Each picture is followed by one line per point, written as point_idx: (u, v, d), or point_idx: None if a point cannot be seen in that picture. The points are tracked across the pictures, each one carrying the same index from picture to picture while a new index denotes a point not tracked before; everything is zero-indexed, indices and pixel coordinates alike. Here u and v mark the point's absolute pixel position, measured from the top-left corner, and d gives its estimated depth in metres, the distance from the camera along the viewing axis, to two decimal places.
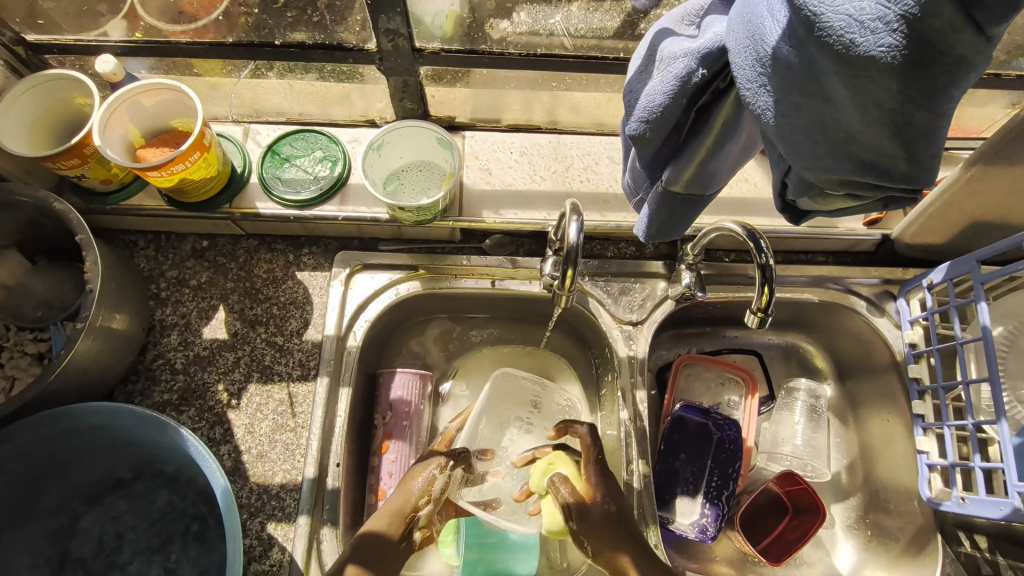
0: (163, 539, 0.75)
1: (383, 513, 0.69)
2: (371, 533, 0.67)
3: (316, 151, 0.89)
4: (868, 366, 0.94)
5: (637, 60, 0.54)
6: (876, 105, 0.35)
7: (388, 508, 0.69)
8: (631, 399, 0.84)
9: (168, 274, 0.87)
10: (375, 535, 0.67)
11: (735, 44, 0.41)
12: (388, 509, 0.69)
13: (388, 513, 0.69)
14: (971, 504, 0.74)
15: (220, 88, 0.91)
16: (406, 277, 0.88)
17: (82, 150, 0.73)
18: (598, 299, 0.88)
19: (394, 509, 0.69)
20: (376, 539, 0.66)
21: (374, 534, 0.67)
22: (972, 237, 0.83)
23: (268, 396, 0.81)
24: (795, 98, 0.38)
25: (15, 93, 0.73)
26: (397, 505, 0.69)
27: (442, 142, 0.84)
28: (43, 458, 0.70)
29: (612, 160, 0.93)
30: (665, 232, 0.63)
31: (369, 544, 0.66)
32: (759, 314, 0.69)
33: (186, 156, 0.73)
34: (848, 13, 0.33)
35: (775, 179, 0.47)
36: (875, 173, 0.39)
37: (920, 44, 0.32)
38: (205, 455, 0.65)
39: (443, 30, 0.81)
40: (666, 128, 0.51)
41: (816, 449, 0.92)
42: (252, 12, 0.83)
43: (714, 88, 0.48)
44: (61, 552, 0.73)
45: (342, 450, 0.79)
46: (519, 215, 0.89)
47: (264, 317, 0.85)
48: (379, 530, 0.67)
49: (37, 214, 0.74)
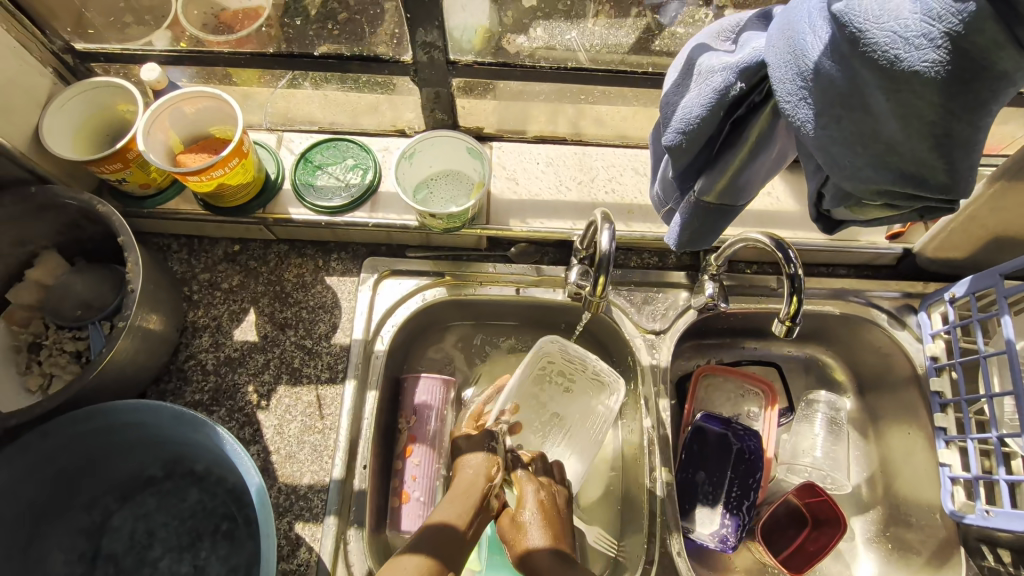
0: (193, 537, 0.76)
1: (462, 503, 0.72)
2: (443, 522, 0.70)
3: (347, 159, 0.91)
4: (888, 379, 0.95)
5: (673, 73, 0.55)
6: (918, 118, 0.36)
7: (460, 494, 0.73)
8: (654, 407, 0.85)
9: (200, 277, 0.89)
10: (449, 528, 0.70)
11: (775, 59, 0.42)
12: (463, 500, 0.72)
13: (457, 504, 0.72)
14: (995, 517, 0.74)
15: (254, 98, 0.93)
16: (433, 283, 0.89)
17: (124, 154, 0.76)
18: (622, 309, 0.89)
19: (473, 494, 0.73)
20: (447, 529, 0.69)
21: (447, 525, 0.70)
22: (993, 252, 0.84)
23: (297, 398, 0.82)
24: (835, 110, 0.40)
25: (67, 95, 0.76)
26: (475, 493, 0.73)
27: (472, 152, 0.85)
28: (79, 453, 0.72)
29: (636, 173, 0.95)
30: (696, 241, 0.65)
31: (444, 534, 0.69)
32: (787, 323, 0.70)
33: (226, 161, 0.76)
34: (893, 29, 0.35)
35: (811, 189, 0.48)
36: (914, 184, 0.40)
37: (963, 60, 0.33)
38: (240, 453, 0.66)
39: (472, 43, 0.83)
40: (702, 140, 0.53)
41: (836, 461, 0.93)
42: (290, 24, 0.85)
43: (750, 101, 0.50)
44: (93, 548, 0.75)
45: (369, 452, 0.80)
46: (546, 224, 0.90)
47: (294, 321, 0.87)
48: (447, 522, 0.70)
49: (80, 216, 0.76)
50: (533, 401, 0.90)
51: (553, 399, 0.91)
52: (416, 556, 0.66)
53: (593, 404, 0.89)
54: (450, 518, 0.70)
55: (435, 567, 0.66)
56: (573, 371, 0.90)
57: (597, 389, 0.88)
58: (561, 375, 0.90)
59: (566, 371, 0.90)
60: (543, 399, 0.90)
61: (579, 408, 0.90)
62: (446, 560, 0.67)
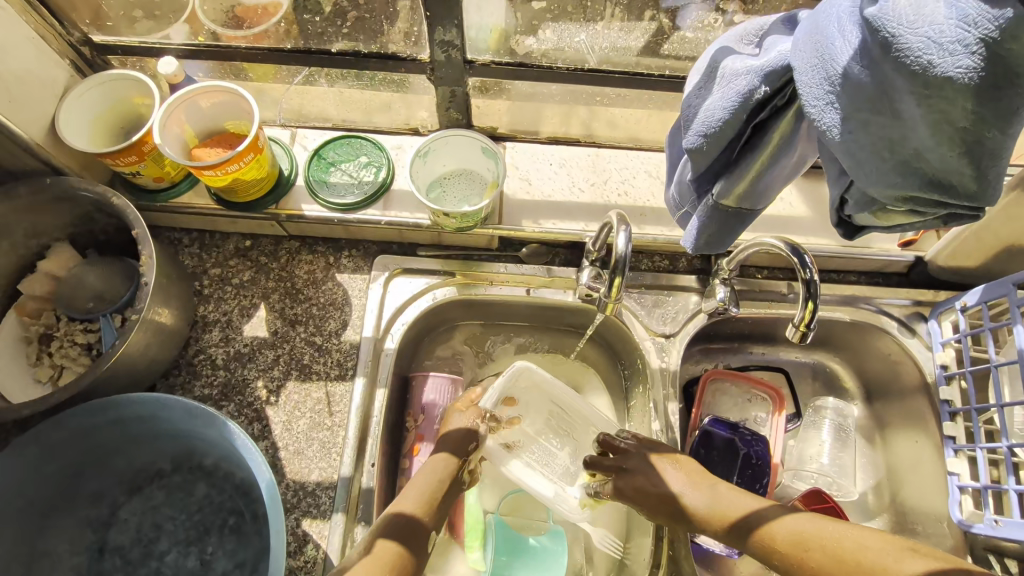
0: (200, 531, 0.76)
1: (419, 495, 0.74)
2: (405, 512, 0.71)
3: (361, 156, 0.91)
4: (897, 388, 0.95)
5: (695, 75, 0.55)
6: (949, 124, 0.36)
7: (417, 486, 0.75)
8: (664, 410, 0.85)
9: (211, 272, 0.89)
10: (410, 515, 0.71)
11: (801, 64, 0.42)
12: (421, 492, 0.74)
13: (414, 497, 0.73)
14: (1003, 526, 0.74)
15: (268, 93, 0.93)
16: (443, 282, 0.89)
17: (140, 147, 0.76)
18: (633, 312, 0.89)
19: (431, 487, 0.75)
20: (413, 519, 0.71)
21: (412, 516, 0.71)
22: (1005, 262, 0.84)
23: (306, 394, 0.82)
24: (863, 115, 0.40)
25: (85, 87, 0.76)
26: (433, 488, 0.75)
27: (486, 151, 0.85)
28: (89, 445, 0.72)
29: (649, 176, 0.95)
30: (713, 244, 0.65)
31: (401, 523, 0.70)
32: (801, 329, 0.70)
33: (241, 157, 0.76)
34: (927, 35, 0.34)
35: (833, 195, 0.48)
36: (940, 190, 0.40)
37: (997, 66, 0.33)
38: (251, 448, 0.66)
39: (487, 43, 0.84)
40: (723, 143, 0.53)
41: (843, 469, 0.93)
42: (306, 20, 0.85)
43: (773, 106, 0.50)
44: (100, 540, 0.75)
45: (377, 450, 0.80)
46: (558, 225, 0.90)
47: (304, 317, 0.87)
48: (412, 514, 0.71)
49: (94, 209, 0.76)
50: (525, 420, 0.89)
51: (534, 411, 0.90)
52: (382, 544, 0.67)
53: (561, 405, 0.89)
54: (411, 511, 0.72)
55: (403, 554, 0.67)
56: (528, 391, 0.89)
57: (555, 392, 0.88)
58: (518, 396, 0.89)
59: (522, 392, 0.89)
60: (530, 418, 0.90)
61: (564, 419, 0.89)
62: (413, 549, 0.69)
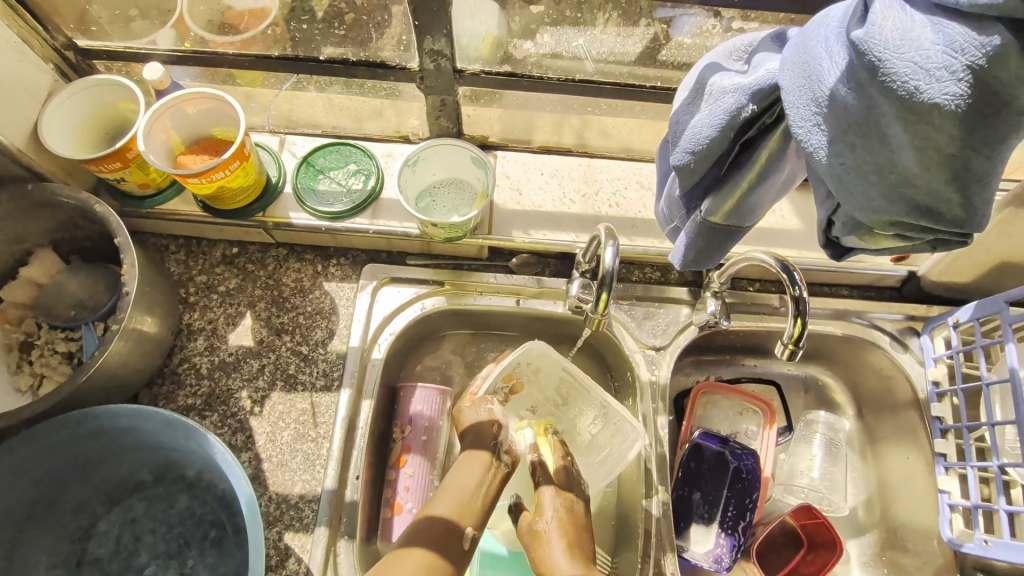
0: (180, 544, 0.75)
1: (457, 499, 0.72)
2: (442, 518, 0.71)
3: (350, 164, 0.90)
4: (889, 403, 0.94)
5: (683, 91, 0.55)
6: (937, 151, 0.36)
7: (455, 488, 0.73)
8: (653, 424, 0.84)
9: (197, 279, 0.88)
10: (446, 522, 0.70)
11: (789, 84, 0.41)
12: (459, 493, 0.73)
13: (449, 498, 0.72)
14: (993, 546, 0.73)
15: (257, 99, 0.93)
16: (432, 292, 0.88)
17: (125, 153, 0.75)
18: (623, 324, 0.88)
19: (473, 485, 0.74)
20: (451, 525, 0.70)
21: (447, 520, 0.70)
22: (997, 278, 0.84)
23: (291, 405, 0.81)
24: (850, 138, 0.39)
25: (69, 91, 0.75)
26: (471, 489, 0.74)
27: (477, 161, 0.85)
28: (69, 456, 0.71)
29: (641, 186, 0.94)
30: (701, 260, 0.64)
31: (440, 529, 0.70)
32: (790, 346, 0.69)
33: (227, 164, 0.75)
34: (914, 60, 0.34)
35: (821, 217, 0.47)
36: (928, 217, 0.39)
37: (985, 94, 0.33)
38: (231, 462, 0.65)
39: (479, 52, 0.83)
40: (711, 160, 0.52)
41: (834, 484, 0.92)
42: (295, 26, 0.85)
43: (761, 123, 0.49)
44: (79, 553, 0.73)
45: (362, 463, 0.79)
46: (548, 236, 0.89)
47: (290, 326, 0.86)
48: (450, 518, 0.71)
49: (77, 215, 0.75)
50: (531, 382, 0.90)
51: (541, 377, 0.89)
52: (415, 551, 0.67)
53: (569, 380, 0.87)
54: (448, 517, 0.71)
55: (438, 562, 0.67)
56: (535, 364, 0.87)
57: (558, 365, 0.86)
58: (527, 368, 0.87)
59: (528, 366, 0.87)
60: (536, 382, 0.90)
61: (571, 388, 0.88)
62: (448, 554, 0.69)
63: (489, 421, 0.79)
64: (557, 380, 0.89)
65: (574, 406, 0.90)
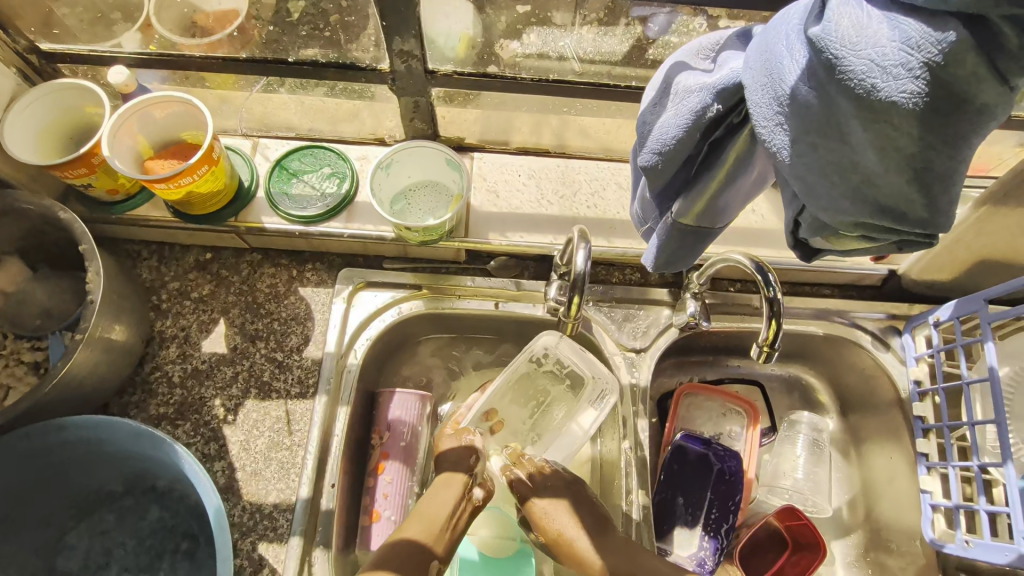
0: (151, 557, 0.73)
1: (428, 523, 0.71)
2: (413, 542, 0.70)
3: (324, 167, 0.89)
4: (871, 402, 0.94)
5: (650, 91, 0.54)
6: (897, 150, 0.35)
7: (429, 514, 0.72)
8: (633, 427, 0.83)
9: (169, 286, 0.86)
10: (418, 546, 0.69)
11: (751, 82, 0.40)
12: (432, 519, 0.72)
13: (422, 521, 0.72)
14: (975, 547, 0.72)
15: (229, 102, 0.91)
16: (409, 296, 0.87)
17: (90, 158, 0.73)
18: (603, 326, 0.87)
19: (448, 512, 0.73)
20: (421, 550, 0.69)
21: (419, 544, 0.70)
22: (977, 275, 0.83)
23: (266, 413, 0.80)
24: (811, 138, 0.38)
25: (33, 95, 0.74)
26: (442, 518, 0.72)
27: (452, 163, 0.84)
28: (33, 469, 0.69)
29: (619, 187, 0.93)
30: (673, 262, 0.63)
31: (412, 555, 0.69)
32: (766, 348, 0.68)
33: (195, 169, 0.73)
34: (870, 57, 0.33)
35: (787, 217, 0.46)
36: (892, 217, 0.39)
37: (941, 91, 0.32)
38: (199, 473, 0.64)
39: (455, 52, 0.82)
40: (677, 161, 0.51)
41: (817, 484, 0.91)
42: (266, 26, 0.83)
43: (728, 123, 0.48)
44: (47, 567, 0.72)
45: (338, 471, 0.77)
46: (526, 238, 0.89)
47: (264, 333, 0.84)
48: (422, 541, 0.70)
49: (42, 222, 0.74)
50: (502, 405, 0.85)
51: (503, 398, 0.85)
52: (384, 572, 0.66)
53: (520, 381, 0.85)
54: (419, 541, 0.70)
55: None
56: (492, 398, 0.84)
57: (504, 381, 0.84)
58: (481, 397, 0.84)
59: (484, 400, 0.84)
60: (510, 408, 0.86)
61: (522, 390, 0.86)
62: None
63: (468, 449, 0.79)
64: (517, 390, 0.86)
65: (550, 392, 0.86)
